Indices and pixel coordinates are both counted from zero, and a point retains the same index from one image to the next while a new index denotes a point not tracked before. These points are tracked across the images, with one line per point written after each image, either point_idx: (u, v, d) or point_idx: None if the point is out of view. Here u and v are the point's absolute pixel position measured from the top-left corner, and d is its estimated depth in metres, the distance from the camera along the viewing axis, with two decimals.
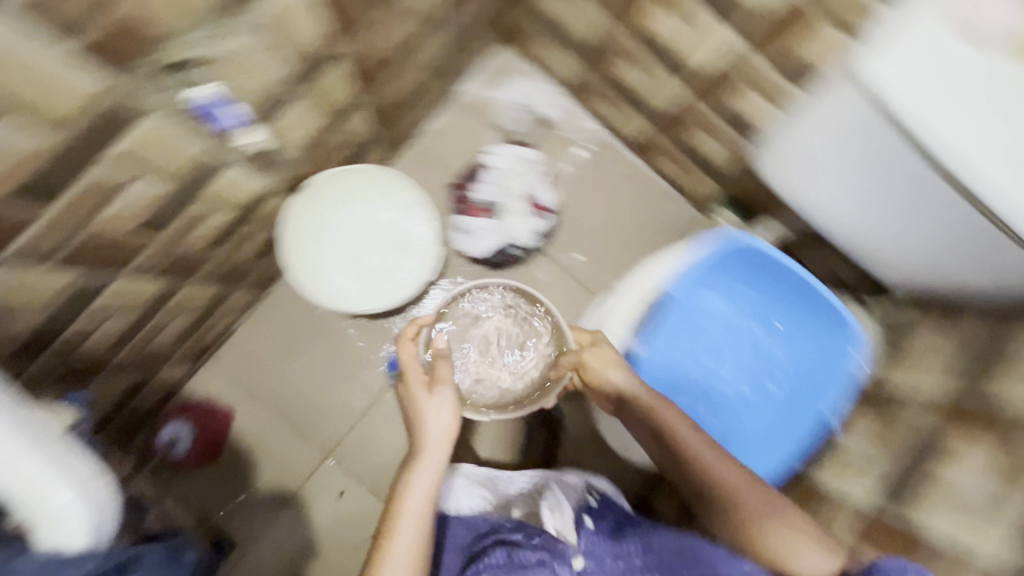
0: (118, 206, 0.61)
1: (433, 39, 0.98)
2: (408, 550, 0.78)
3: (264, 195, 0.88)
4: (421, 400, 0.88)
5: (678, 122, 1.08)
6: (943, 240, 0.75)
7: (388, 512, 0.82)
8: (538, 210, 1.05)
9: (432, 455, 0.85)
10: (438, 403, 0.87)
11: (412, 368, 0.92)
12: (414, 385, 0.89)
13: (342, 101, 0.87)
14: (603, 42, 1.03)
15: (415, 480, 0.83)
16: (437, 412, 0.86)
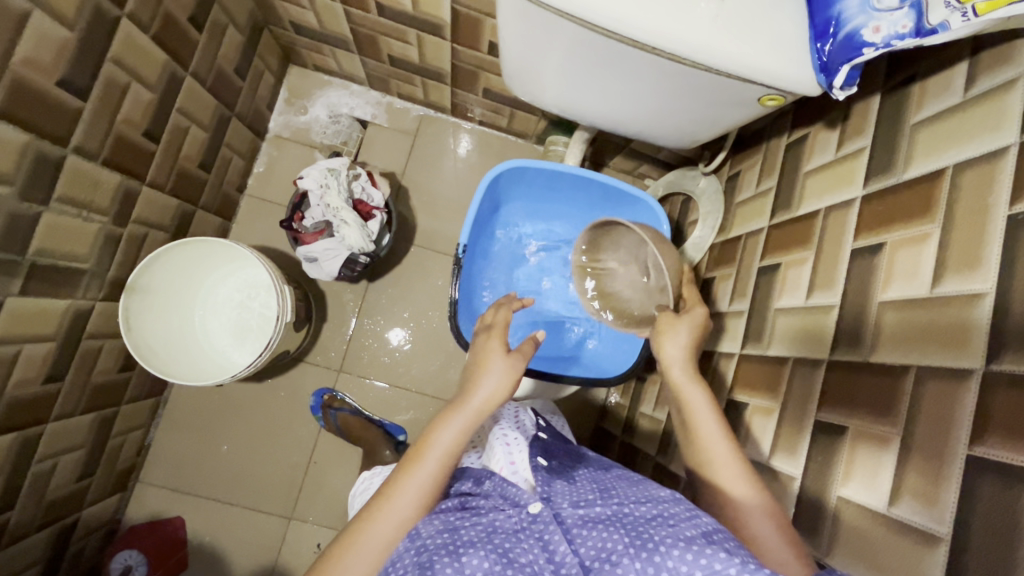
0: None
1: (196, 93, 0.99)
2: (411, 500, 0.61)
3: (85, 306, 0.88)
4: (494, 356, 0.72)
5: (464, 74, 1.11)
6: (684, 107, 0.70)
7: (409, 455, 0.64)
8: (369, 211, 1.10)
9: (482, 412, 0.67)
10: (501, 369, 0.71)
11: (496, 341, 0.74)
12: (495, 341, 0.74)
13: (121, 189, 0.87)
14: (358, 29, 1.06)
15: (445, 429, 0.65)
16: (500, 373, 0.70)
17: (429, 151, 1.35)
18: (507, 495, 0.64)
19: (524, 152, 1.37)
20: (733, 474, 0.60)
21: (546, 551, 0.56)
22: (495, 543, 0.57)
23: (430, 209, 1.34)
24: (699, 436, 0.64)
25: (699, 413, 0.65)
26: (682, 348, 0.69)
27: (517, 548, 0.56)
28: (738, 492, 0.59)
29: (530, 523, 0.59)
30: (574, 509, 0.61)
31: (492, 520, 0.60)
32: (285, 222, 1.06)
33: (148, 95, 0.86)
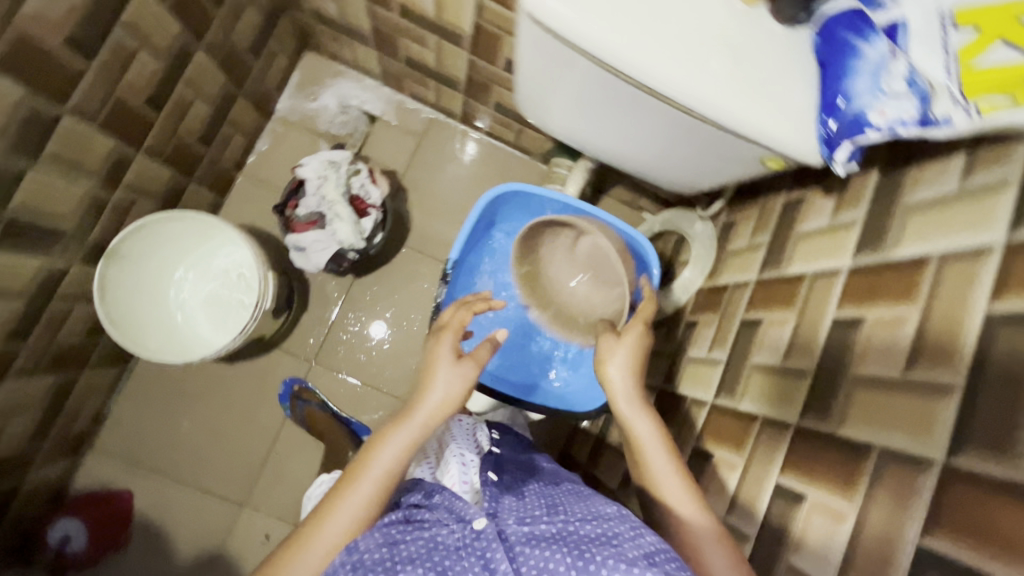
0: None
1: (206, 70, 0.97)
2: (345, 521, 0.61)
3: (59, 266, 0.85)
4: (441, 363, 0.68)
5: (479, 86, 1.11)
6: (689, 155, 0.70)
7: (346, 476, 0.63)
8: (365, 207, 1.06)
9: (425, 427, 0.65)
10: (453, 376, 0.67)
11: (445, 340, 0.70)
12: (443, 340, 0.69)
13: (113, 155, 0.85)
14: (378, 27, 1.05)
15: (384, 447, 0.64)
16: (448, 382, 0.67)
17: (433, 154, 1.35)
18: (451, 508, 0.64)
19: (527, 168, 1.37)
20: (685, 505, 0.61)
21: (486, 571, 0.57)
22: (433, 560, 0.58)
23: (427, 213, 1.33)
24: (648, 467, 0.64)
25: (649, 445, 0.65)
26: (622, 372, 0.68)
27: (456, 566, 0.57)
28: (691, 523, 0.59)
29: (473, 540, 0.60)
30: (518, 526, 0.60)
31: (434, 534, 0.61)
32: (279, 209, 1.05)
33: (154, 64, 0.85)
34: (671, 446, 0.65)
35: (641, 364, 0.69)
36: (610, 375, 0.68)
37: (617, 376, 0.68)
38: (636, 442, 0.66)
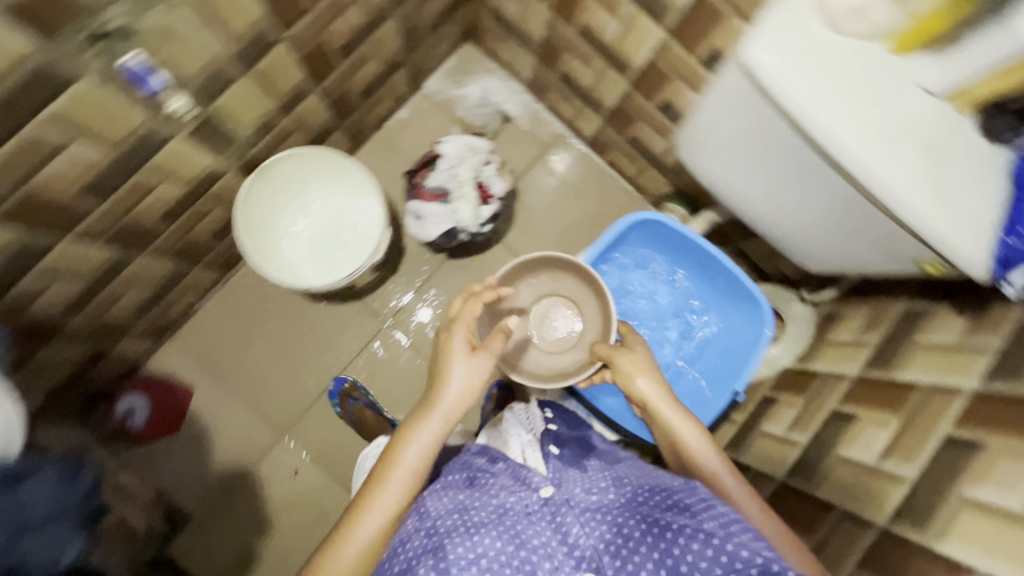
0: (55, 166, 0.66)
1: (388, 32, 1.05)
2: (379, 520, 0.71)
3: (219, 170, 0.93)
4: (456, 355, 0.79)
5: (623, 116, 1.16)
6: (843, 236, 0.71)
7: (386, 465, 0.74)
8: (487, 196, 1.12)
9: (448, 418, 0.76)
10: (479, 364, 0.79)
11: (462, 337, 0.80)
12: (459, 342, 0.80)
13: (297, 86, 0.93)
14: (550, 38, 1.11)
15: (418, 433, 0.75)
16: (468, 372, 0.78)
17: (552, 166, 1.40)
18: (519, 478, 0.73)
19: (635, 204, 1.40)
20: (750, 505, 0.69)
21: (561, 534, 0.66)
22: (509, 526, 0.66)
23: (530, 218, 1.38)
24: (709, 472, 0.73)
25: (700, 452, 0.74)
26: (645, 386, 0.80)
27: (531, 532, 0.66)
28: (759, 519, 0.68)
29: (543, 507, 0.69)
30: (586, 495, 0.69)
31: (505, 502, 0.69)
32: (411, 174, 1.11)
33: (357, 18, 0.92)
34: (714, 450, 0.75)
35: (662, 378, 0.81)
36: (637, 388, 0.81)
37: (647, 385, 0.80)
38: (686, 449, 0.75)
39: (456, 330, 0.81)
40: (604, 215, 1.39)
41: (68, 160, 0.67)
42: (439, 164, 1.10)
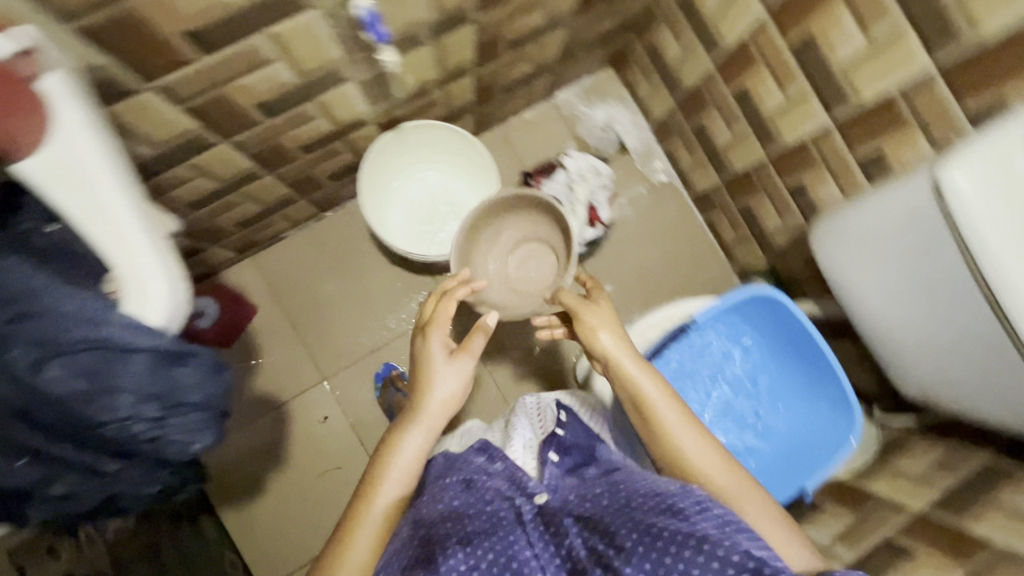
0: (252, 79, 0.68)
1: (553, 39, 1.08)
2: (366, 543, 0.71)
3: (366, 119, 0.96)
4: (437, 359, 0.83)
5: (746, 185, 1.16)
6: (970, 372, 0.71)
7: (373, 466, 0.77)
8: (595, 220, 1.12)
9: (427, 426, 0.79)
10: (462, 367, 0.84)
11: (439, 343, 0.85)
12: (438, 349, 0.84)
13: (463, 65, 0.96)
14: (701, 90, 1.12)
15: (402, 444, 0.77)
16: (450, 377, 0.82)
17: (653, 207, 1.41)
18: (515, 488, 0.72)
19: (720, 268, 1.40)
20: (706, 457, 0.73)
21: (553, 544, 0.63)
22: (497, 537, 0.64)
23: (616, 250, 1.39)
24: (665, 425, 0.75)
25: (659, 403, 0.76)
26: (606, 342, 0.81)
27: (521, 542, 0.64)
28: (715, 471, 0.72)
29: (536, 517, 0.67)
30: (580, 504, 0.68)
31: (496, 513, 0.67)
32: (529, 176, 1.13)
33: (538, 19, 0.94)
34: (672, 401, 0.76)
35: (623, 333, 0.82)
36: (599, 342, 0.81)
37: (615, 350, 0.80)
38: (647, 402, 0.76)
39: (433, 338, 0.85)
40: (687, 268, 1.40)
41: (259, 77, 0.68)
42: (559, 175, 1.12)
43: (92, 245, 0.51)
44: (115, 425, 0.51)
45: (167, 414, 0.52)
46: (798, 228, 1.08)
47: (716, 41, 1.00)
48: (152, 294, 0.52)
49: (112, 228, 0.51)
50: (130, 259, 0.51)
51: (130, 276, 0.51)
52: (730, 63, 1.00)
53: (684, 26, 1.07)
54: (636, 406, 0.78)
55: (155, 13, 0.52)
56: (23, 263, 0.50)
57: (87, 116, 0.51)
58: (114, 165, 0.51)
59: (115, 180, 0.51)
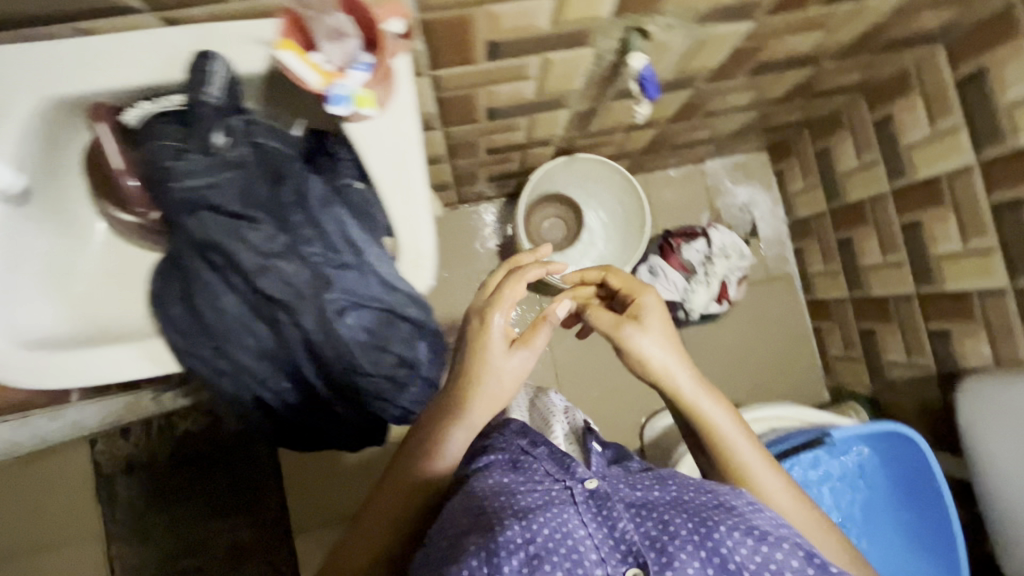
0: (499, 88, 0.72)
1: (741, 116, 1.10)
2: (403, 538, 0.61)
3: (551, 140, 0.99)
4: (493, 353, 0.60)
5: (879, 310, 1.15)
6: None
7: (414, 460, 0.61)
8: (722, 296, 1.15)
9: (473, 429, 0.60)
10: (518, 364, 0.60)
11: (502, 319, 0.60)
12: (497, 337, 0.60)
13: (660, 119, 0.99)
14: (866, 208, 1.12)
15: (447, 446, 0.60)
16: (517, 370, 0.60)
17: (763, 296, 1.40)
18: (557, 466, 0.52)
19: (812, 375, 1.38)
20: (787, 500, 0.61)
21: (606, 526, 0.44)
22: (549, 516, 0.44)
23: (717, 329, 1.38)
24: (738, 463, 0.62)
25: (731, 436, 0.62)
26: (657, 358, 0.62)
27: (574, 519, 0.45)
28: (795, 516, 0.60)
29: (589, 499, 0.47)
30: (632, 489, 0.49)
31: (547, 491, 0.47)
32: (668, 236, 1.16)
33: (743, 98, 0.97)
34: (745, 434, 0.63)
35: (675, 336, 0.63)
36: (655, 364, 0.62)
37: (679, 376, 0.62)
38: (711, 433, 0.63)
39: (492, 326, 0.60)
40: (778, 365, 1.39)
41: (511, 86, 0.73)
42: (702, 243, 1.14)
43: (382, 206, 0.50)
44: (374, 380, 0.55)
45: (408, 375, 0.57)
46: (924, 369, 1.07)
47: (906, 169, 1.01)
48: (423, 271, 0.51)
49: (407, 198, 0.50)
50: (407, 221, 0.50)
51: (407, 244, 0.50)
52: (914, 194, 1.00)
53: (871, 143, 1.08)
54: (698, 437, 0.65)
55: (482, 27, 0.56)
56: (347, 217, 0.50)
57: (411, 83, 0.49)
58: (417, 134, 0.50)
59: (417, 149, 0.50)
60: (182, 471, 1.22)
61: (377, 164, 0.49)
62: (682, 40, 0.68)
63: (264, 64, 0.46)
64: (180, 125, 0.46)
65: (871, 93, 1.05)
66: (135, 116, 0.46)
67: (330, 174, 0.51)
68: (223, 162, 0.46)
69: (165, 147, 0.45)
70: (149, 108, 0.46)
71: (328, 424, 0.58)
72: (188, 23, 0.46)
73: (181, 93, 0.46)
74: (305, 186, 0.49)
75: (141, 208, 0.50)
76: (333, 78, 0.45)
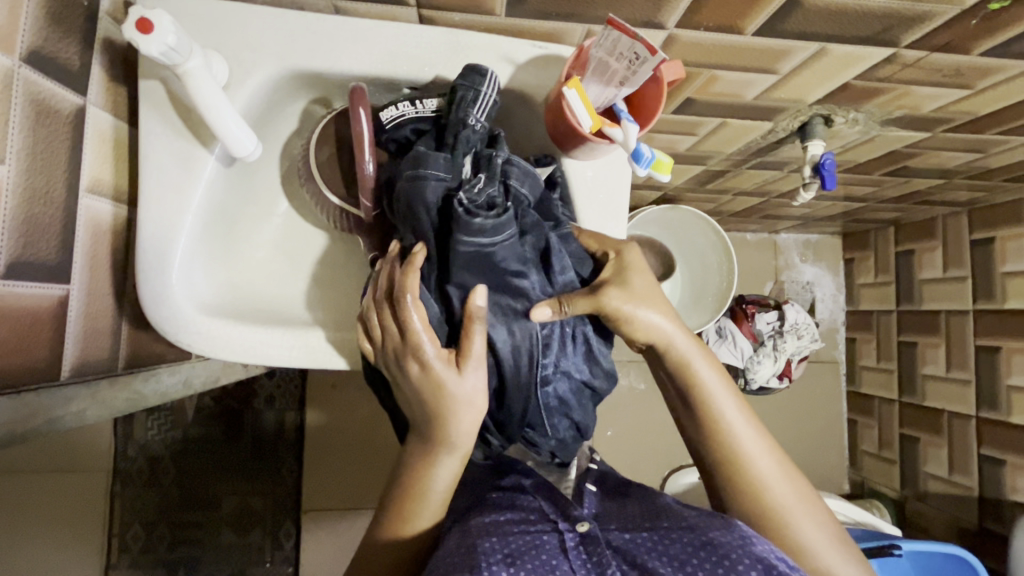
0: (653, 135, 0.70)
1: (844, 204, 1.09)
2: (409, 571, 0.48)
3: (663, 186, 0.96)
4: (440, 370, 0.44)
5: (930, 419, 1.16)
6: None
7: (402, 493, 0.47)
8: (785, 372, 1.15)
9: (466, 448, 0.47)
10: (475, 384, 0.45)
11: (423, 326, 0.44)
12: (437, 366, 0.44)
13: (772, 192, 0.98)
14: (944, 320, 1.13)
15: (437, 471, 0.47)
16: (473, 399, 0.45)
17: (809, 379, 1.37)
18: (553, 506, 0.49)
19: (836, 464, 1.38)
20: (770, 467, 0.49)
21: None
22: (535, 560, 0.41)
23: (757, 402, 1.35)
24: (723, 425, 0.50)
25: (715, 392, 0.50)
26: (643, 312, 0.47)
27: (563, 566, 0.41)
28: (769, 472, 0.49)
29: (579, 546, 0.43)
30: (620, 535, 0.45)
31: (537, 535, 0.44)
32: (743, 302, 1.16)
33: (861, 190, 0.97)
34: (734, 395, 0.51)
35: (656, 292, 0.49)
36: (642, 322, 0.47)
37: (654, 324, 0.48)
38: (680, 373, 0.50)
39: (422, 347, 0.44)
40: (809, 448, 1.37)
41: (669, 137, 0.71)
42: (774, 316, 1.15)
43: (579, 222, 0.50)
44: (547, 439, 0.51)
45: (575, 437, 0.53)
46: (966, 484, 1.10)
47: (999, 294, 1.02)
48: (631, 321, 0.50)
49: (605, 230, 0.50)
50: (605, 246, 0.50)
51: None
52: (1001, 319, 1.02)
53: (965, 259, 1.09)
54: (680, 398, 0.52)
55: (691, 85, 0.55)
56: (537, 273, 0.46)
57: None
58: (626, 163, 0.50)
59: (622, 179, 0.50)
60: (206, 424, 1.08)
61: (590, 199, 0.50)
62: (855, 134, 0.68)
63: (506, 82, 0.46)
64: (442, 151, 0.43)
65: (976, 211, 1.06)
66: (391, 116, 0.45)
67: (554, 223, 0.48)
68: (489, 222, 0.41)
69: (428, 177, 0.42)
70: (403, 112, 0.45)
71: (475, 447, 0.55)
72: (443, 25, 0.45)
73: (440, 99, 0.46)
74: (546, 244, 0.46)
75: (369, 203, 0.46)
76: (603, 127, 0.43)
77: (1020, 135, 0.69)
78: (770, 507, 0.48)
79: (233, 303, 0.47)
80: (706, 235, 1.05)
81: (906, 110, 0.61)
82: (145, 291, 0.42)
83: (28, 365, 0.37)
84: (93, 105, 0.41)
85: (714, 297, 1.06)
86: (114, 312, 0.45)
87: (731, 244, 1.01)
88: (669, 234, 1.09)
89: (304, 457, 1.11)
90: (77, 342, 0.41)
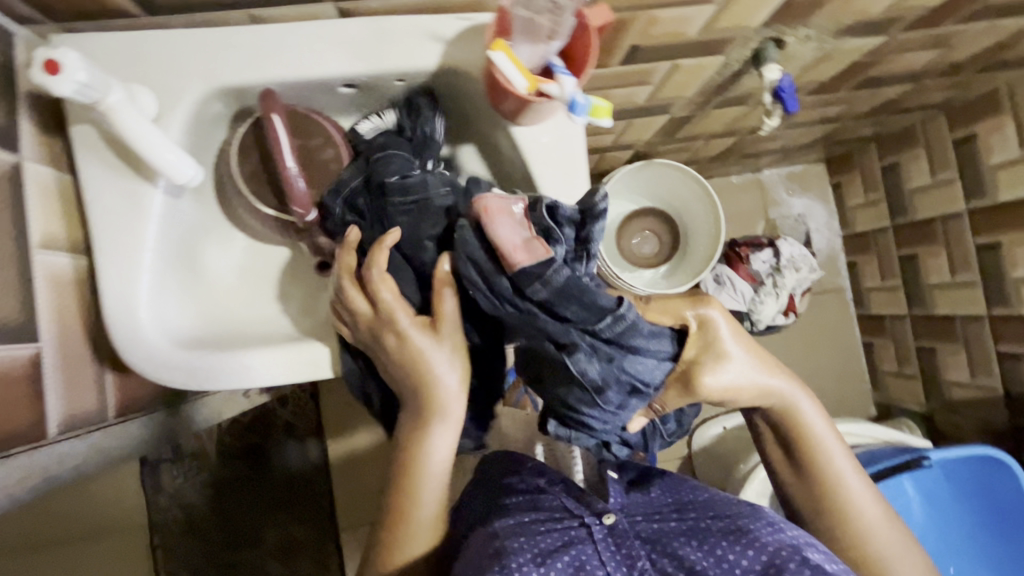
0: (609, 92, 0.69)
1: (818, 129, 1.07)
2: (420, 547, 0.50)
3: (633, 144, 0.95)
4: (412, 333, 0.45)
5: (943, 327, 1.15)
6: None
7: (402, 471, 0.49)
8: (789, 307, 1.15)
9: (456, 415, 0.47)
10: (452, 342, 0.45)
11: (394, 298, 0.44)
12: (413, 333, 0.44)
13: (743, 129, 0.96)
14: (938, 225, 1.11)
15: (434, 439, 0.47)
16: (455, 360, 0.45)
17: (817, 311, 1.36)
18: (576, 502, 0.50)
19: (859, 390, 1.37)
20: (862, 493, 0.54)
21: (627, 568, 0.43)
22: (564, 558, 0.43)
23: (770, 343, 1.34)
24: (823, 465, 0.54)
25: (822, 440, 0.54)
26: (730, 381, 0.47)
27: (594, 560, 0.43)
28: (859, 511, 0.53)
29: (608, 537, 0.45)
30: (648, 522, 0.47)
31: (565, 531, 0.45)
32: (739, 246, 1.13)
33: (830, 111, 0.95)
34: (834, 438, 0.55)
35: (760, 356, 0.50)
36: (745, 389, 0.49)
37: (760, 386, 0.50)
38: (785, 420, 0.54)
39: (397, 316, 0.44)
40: (829, 380, 1.36)
41: (625, 92, 0.70)
42: (769, 254, 1.13)
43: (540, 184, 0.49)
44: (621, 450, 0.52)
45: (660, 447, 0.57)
46: (989, 385, 1.08)
47: (988, 188, 1.00)
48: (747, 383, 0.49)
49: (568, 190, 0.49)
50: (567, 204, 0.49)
51: None
52: (993, 213, 1.00)
53: (950, 161, 1.07)
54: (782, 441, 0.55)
55: (632, 31, 0.54)
56: (623, 388, 0.43)
57: None
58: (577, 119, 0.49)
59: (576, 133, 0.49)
60: (233, 464, 1.09)
61: (552, 164, 0.48)
62: (811, 52, 0.67)
63: (438, 60, 0.45)
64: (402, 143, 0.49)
65: (954, 110, 1.04)
66: (367, 128, 0.50)
67: (610, 322, 0.41)
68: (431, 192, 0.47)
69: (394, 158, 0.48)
70: (377, 123, 0.49)
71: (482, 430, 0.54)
72: (363, 15, 0.44)
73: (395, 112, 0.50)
74: (629, 377, 0.42)
75: (302, 210, 0.47)
76: (539, 85, 0.42)
77: (977, 21, 0.67)
78: (860, 543, 0.53)
79: (213, 336, 0.47)
80: (689, 188, 1.02)
81: (855, 17, 0.59)
82: (117, 336, 0.42)
83: (12, 432, 0.37)
84: (30, 161, 0.41)
85: (705, 248, 1.04)
86: (93, 362, 0.45)
87: (711, 190, 0.98)
88: (649, 192, 1.07)
89: (332, 481, 1.12)
90: (60, 397, 0.41)
